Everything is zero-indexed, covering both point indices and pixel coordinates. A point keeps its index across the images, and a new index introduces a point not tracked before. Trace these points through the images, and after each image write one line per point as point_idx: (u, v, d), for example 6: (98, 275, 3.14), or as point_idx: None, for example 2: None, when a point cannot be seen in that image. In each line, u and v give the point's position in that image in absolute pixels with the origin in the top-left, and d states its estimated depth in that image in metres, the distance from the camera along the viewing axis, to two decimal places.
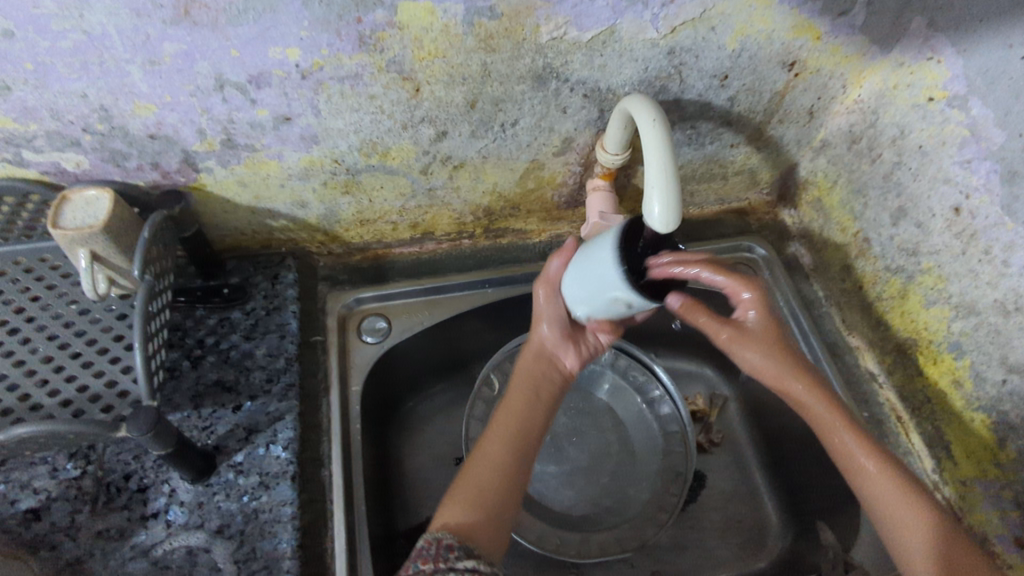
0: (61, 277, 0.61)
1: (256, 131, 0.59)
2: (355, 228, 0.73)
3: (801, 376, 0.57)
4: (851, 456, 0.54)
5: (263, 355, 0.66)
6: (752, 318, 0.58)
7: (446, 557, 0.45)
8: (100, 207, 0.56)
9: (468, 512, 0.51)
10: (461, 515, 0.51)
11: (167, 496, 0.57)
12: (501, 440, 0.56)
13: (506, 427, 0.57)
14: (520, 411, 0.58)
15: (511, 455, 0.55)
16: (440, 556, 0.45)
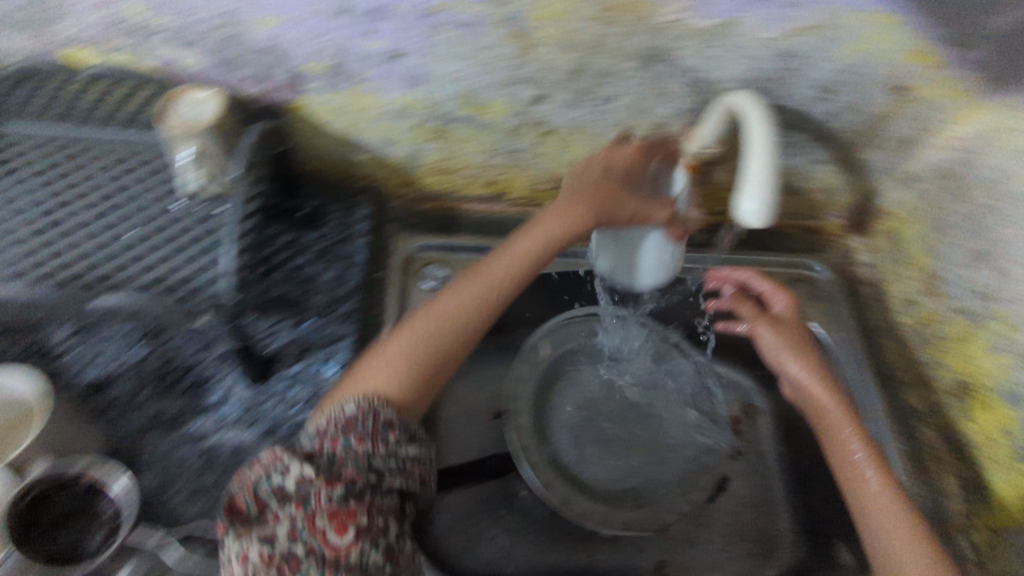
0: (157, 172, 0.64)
1: (364, 62, 0.60)
2: (434, 176, 0.74)
3: (830, 391, 0.65)
4: (855, 469, 0.59)
5: (329, 280, 0.68)
6: (783, 311, 0.72)
7: (384, 438, 0.47)
8: (209, 108, 0.58)
9: (393, 376, 0.52)
10: (388, 380, 0.52)
11: (223, 391, 0.60)
12: (474, 292, 0.59)
13: (476, 295, 0.59)
14: (489, 284, 0.60)
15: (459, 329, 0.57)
16: (376, 434, 0.46)
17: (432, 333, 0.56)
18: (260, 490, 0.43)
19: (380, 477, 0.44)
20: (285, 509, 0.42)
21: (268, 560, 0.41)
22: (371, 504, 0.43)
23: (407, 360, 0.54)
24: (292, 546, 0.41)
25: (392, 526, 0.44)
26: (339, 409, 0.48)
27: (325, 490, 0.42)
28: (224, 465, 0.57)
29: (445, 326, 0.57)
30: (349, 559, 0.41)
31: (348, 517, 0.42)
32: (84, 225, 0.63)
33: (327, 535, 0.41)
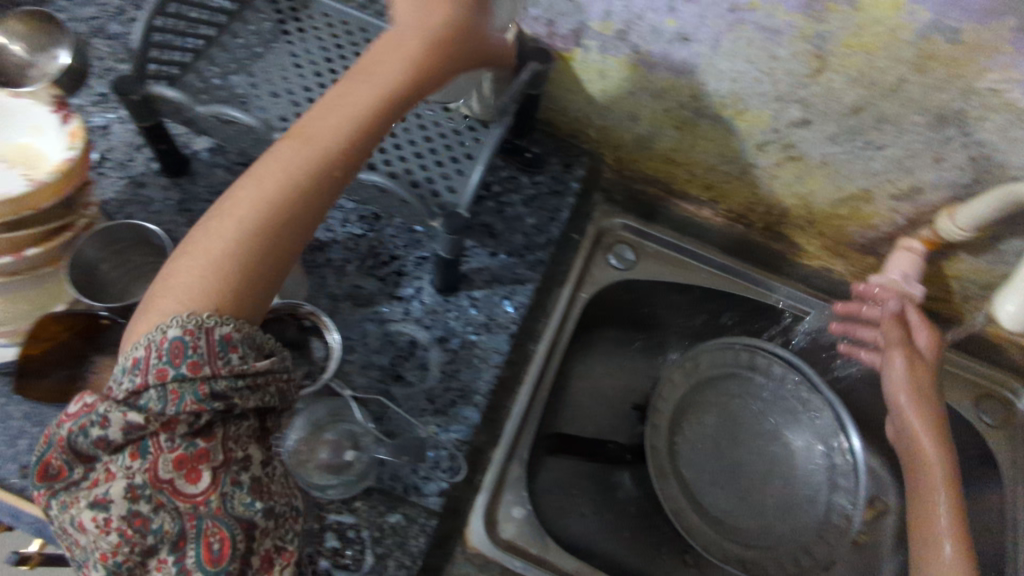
0: None
1: (651, 36, 0.59)
2: (659, 163, 0.73)
3: (940, 445, 0.62)
4: (936, 537, 0.59)
5: (531, 225, 0.71)
6: (924, 344, 0.67)
7: (224, 356, 0.38)
8: (497, 36, 0.60)
9: (218, 279, 0.39)
10: (197, 290, 0.39)
11: (414, 289, 0.66)
12: (281, 166, 0.42)
13: (303, 152, 0.43)
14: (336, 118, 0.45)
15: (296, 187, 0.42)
16: (213, 354, 0.37)
17: (261, 218, 0.41)
18: (83, 444, 0.36)
19: (230, 406, 0.38)
20: (114, 459, 0.36)
21: (110, 522, 0.35)
22: (223, 433, 0.38)
23: (238, 253, 0.40)
24: (136, 504, 0.35)
25: (254, 455, 0.40)
26: (160, 331, 0.37)
27: (160, 436, 0.36)
28: (397, 353, 0.62)
29: (270, 206, 0.41)
30: (212, 506, 0.36)
31: (196, 462, 0.36)
32: None
33: (177, 486, 0.36)
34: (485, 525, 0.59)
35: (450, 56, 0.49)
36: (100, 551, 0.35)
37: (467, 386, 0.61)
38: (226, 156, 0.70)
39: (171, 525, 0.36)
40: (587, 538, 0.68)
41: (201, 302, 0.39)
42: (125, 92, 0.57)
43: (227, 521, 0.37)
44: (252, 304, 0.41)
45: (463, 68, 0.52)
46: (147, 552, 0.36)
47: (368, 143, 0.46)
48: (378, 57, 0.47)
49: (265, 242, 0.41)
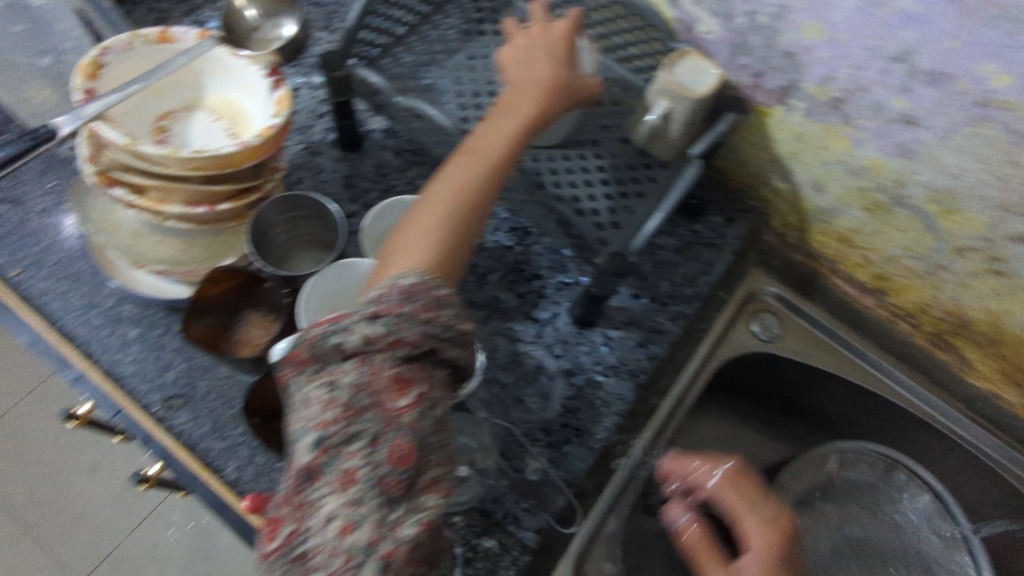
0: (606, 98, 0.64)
1: (871, 111, 0.55)
2: (831, 239, 0.68)
3: None
4: None
5: (681, 274, 0.68)
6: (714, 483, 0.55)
7: (438, 306, 0.40)
8: (702, 80, 0.57)
9: (432, 247, 0.44)
10: (413, 257, 0.43)
11: (551, 314, 0.64)
12: (470, 169, 0.48)
13: (477, 156, 0.49)
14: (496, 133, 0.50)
15: (484, 181, 0.48)
16: (431, 302, 0.40)
17: (463, 203, 0.47)
18: (319, 346, 0.38)
19: (437, 352, 0.39)
20: (341, 366, 0.37)
21: (330, 403, 0.36)
22: (427, 372, 0.39)
23: (446, 228, 0.45)
24: (354, 397, 0.36)
25: (444, 401, 0.39)
26: (393, 280, 0.41)
27: (385, 352, 0.37)
28: (522, 375, 0.61)
29: (467, 195, 0.47)
30: (410, 421, 0.37)
31: (408, 380, 0.37)
32: None
33: (386, 397, 0.36)
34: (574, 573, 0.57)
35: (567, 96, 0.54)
36: (313, 424, 0.36)
37: (585, 428, 0.59)
38: (397, 140, 0.71)
39: (374, 424, 0.36)
40: None
41: (420, 262, 0.43)
42: (331, 68, 0.59)
43: (416, 441, 0.36)
44: (454, 266, 0.45)
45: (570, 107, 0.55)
46: (346, 439, 0.35)
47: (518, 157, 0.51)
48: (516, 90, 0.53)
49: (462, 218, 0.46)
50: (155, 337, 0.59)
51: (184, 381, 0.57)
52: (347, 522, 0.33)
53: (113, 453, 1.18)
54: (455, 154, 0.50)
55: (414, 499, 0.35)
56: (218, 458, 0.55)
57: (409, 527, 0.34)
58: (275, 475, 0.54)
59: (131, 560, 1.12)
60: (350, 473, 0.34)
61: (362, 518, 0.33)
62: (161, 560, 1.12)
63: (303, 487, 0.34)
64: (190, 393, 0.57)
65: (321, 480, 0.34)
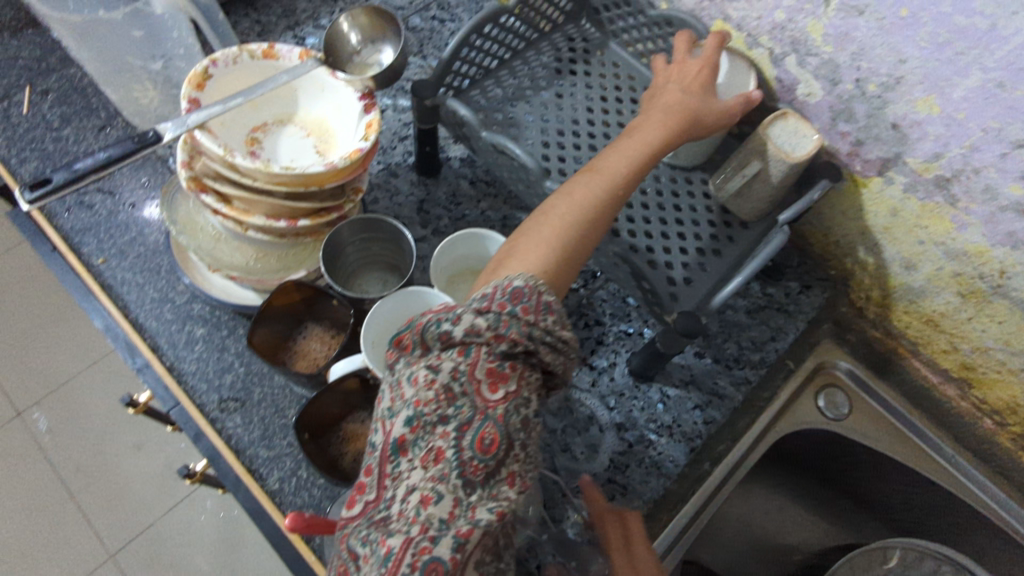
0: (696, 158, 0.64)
1: (980, 195, 0.52)
2: (915, 320, 0.64)
3: None
4: None
5: (749, 338, 0.65)
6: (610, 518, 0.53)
7: (543, 313, 0.39)
8: (801, 144, 0.55)
9: (547, 258, 0.44)
10: (528, 263, 0.43)
11: (608, 363, 0.62)
12: (595, 186, 0.48)
13: (600, 171, 0.49)
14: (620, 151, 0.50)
15: (606, 196, 0.48)
16: (536, 306, 0.39)
17: (582, 219, 0.46)
18: (426, 331, 0.39)
19: (540, 353, 0.39)
20: (445, 353, 0.38)
21: (427, 383, 0.37)
22: (523, 373, 0.39)
23: (561, 242, 0.45)
24: (452, 382, 0.37)
25: (534, 403, 0.39)
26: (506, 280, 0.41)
27: (488, 345, 0.37)
28: (572, 423, 0.59)
29: (587, 212, 0.47)
30: (499, 414, 0.37)
31: (504, 376, 0.38)
32: None
33: (481, 387, 0.37)
34: None
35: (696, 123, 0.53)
36: (410, 400, 0.37)
37: (632, 487, 0.57)
38: (473, 170, 0.72)
39: (466, 411, 0.37)
40: None
41: (534, 267, 0.43)
42: (422, 96, 0.60)
43: (502, 433, 0.37)
44: (564, 278, 0.45)
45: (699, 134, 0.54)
46: (439, 420, 0.36)
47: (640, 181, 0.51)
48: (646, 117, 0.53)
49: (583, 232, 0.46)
50: (219, 338, 0.60)
51: (241, 385, 0.58)
52: (428, 493, 0.35)
53: (158, 433, 1.21)
54: (582, 170, 0.50)
55: (493, 487, 0.36)
56: (263, 466, 0.55)
57: (485, 512, 0.35)
58: (316, 492, 0.55)
59: (161, 541, 1.14)
60: (438, 451, 0.36)
61: (443, 494, 0.35)
62: (188, 545, 1.14)
63: (393, 457, 0.37)
64: (245, 397, 0.58)
65: (411, 454, 0.36)
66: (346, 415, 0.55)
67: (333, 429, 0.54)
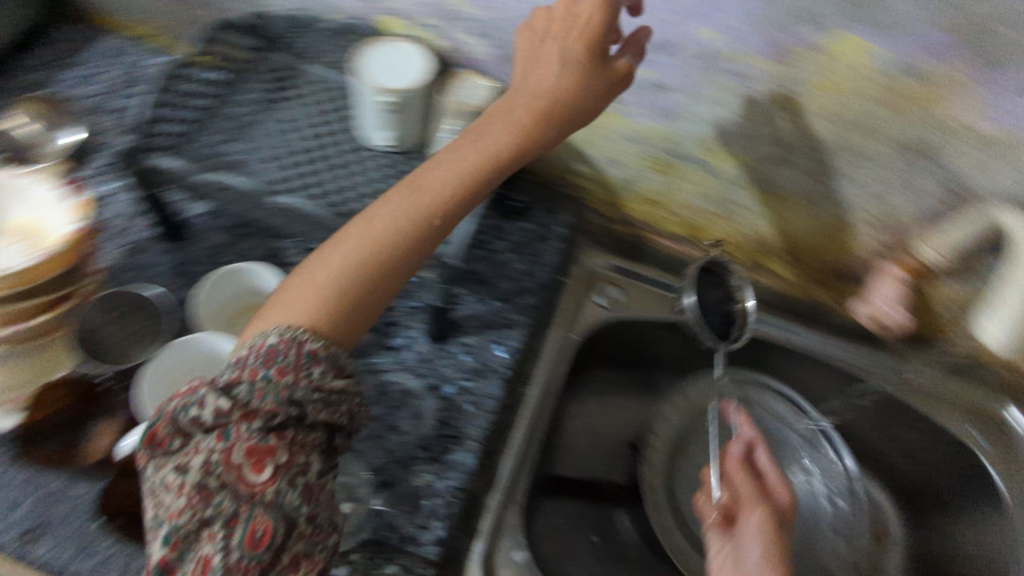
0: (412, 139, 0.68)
1: (630, 88, 0.63)
2: (641, 204, 0.76)
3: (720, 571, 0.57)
4: None
5: (519, 270, 0.73)
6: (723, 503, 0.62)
7: (306, 368, 0.43)
8: (481, 91, 0.65)
9: (314, 304, 0.47)
10: (300, 312, 0.46)
11: (406, 339, 0.67)
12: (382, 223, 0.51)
13: (409, 203, 0.51)
14: (444, 167, 0.53)
15: (394, 230, 0.50)
16: (299, 365, 0.43)
17: (361, 261, 0.49)
18: (179, 421, 0.41)
19: (307, 415, 0.42)
20: (204, 438, 0.40)
21: (182, 488, 0.39)
22: (292, 440, 0.41)
23: (333, 289, 0.47)
24: (205, 479, 0.39)
25: (314, 465, 0.42)
26: (261, 337, 0.45)
27: (243, 423, 0.40)
28: (391, 402, 0.63)
29: (366, 253, 0.49)
30: (267, 496, 0.39)
31: (268, 451, 0.40)
32: (343, 167, 0.70)
33: (244, 472, 0.39)
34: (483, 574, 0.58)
35: (532, 121, 0.54)
36: (168, 513, 0.39)
37: (464, 433, 0.61)
38: None
39: (228, 505, 0.39)
40: None
41: (311, 321, 0.46)
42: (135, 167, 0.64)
43: (275, 515, 0.39)
44: (346, 327, 0.47)
45: (545, 136, 0.55)
46: (200, 524, 0.38)
47: (465, 205, 0.53)
48: (488, 121, 0.55)
49: (364, 278, 0.49)
50: None
51: (37, 511, 0.54)
52: None
53: None
54: (405, 189, 0.53)
55: None
56: None
57: None
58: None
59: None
60: (206, 559, 0.38)
61: None
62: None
63: None
64: (44, 521, 0.53)
65: (181, 570, 0.38)
66: None
67: None
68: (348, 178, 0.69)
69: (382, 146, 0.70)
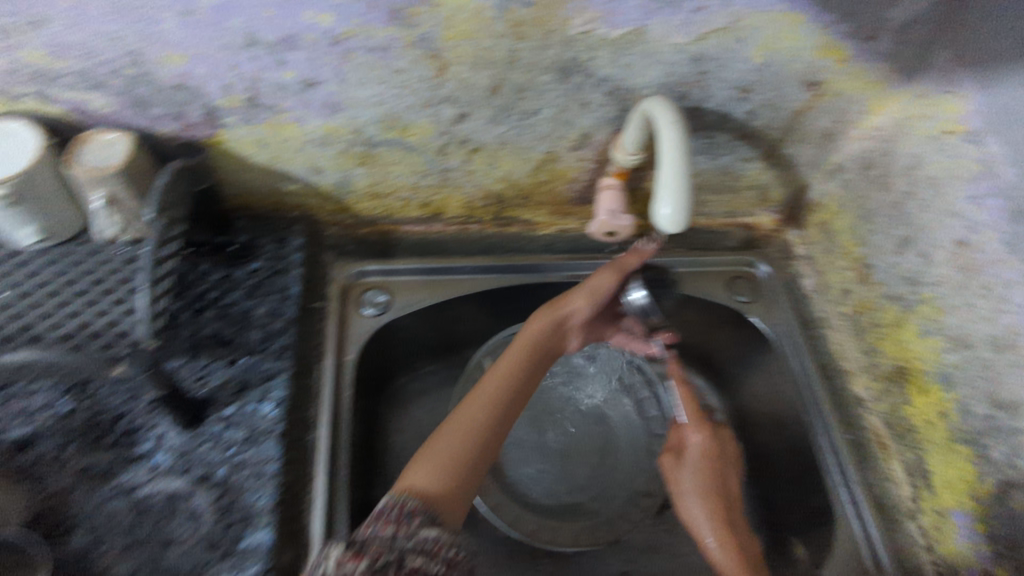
0: (53, 232, 0.59)
1: (281, 92, 0.59)
2: (368, 200, 0.74)
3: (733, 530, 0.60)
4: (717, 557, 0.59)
5: (263, 315, 0.67)
6: (693, 446, 0.66)
7: (407, 522, 0.46)
8: (118, 151, 0.56)
9: (445, 482, 0.52)
10: (434, 485, 0.51)
11: (155, 440, 0.58)
12: (482, 405, 0.58)
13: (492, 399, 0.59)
14: (513, 367, 0.62)
15: (486, 421, 0.57)
16: (401, 519, 0.46)
17: (457, 464, 0.53)
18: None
19: (406, 563, 0.42)
20: None
21: None
22: None
23: (455, 462, 0.53)
24: None
25: None
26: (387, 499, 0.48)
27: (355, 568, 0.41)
28: (154, 516, 0.55)
29: (475, 438, 0.56)
30: None
31: None
32: None
33: None
34: None
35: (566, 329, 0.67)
36: None
37: (250, 513, 0.55)
38: None
39: None
40: None
41: (437, 502, 0.50)
42: None
43: None
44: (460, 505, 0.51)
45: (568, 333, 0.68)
46: None
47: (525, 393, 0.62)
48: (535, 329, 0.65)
49: (465, 461, 0.54)
50: None
51: None
52: None
53: None
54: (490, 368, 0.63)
55: None
56: None
57: None
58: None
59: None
60: None
61: None
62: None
63: None
64: None
65: None
66: None
67: None
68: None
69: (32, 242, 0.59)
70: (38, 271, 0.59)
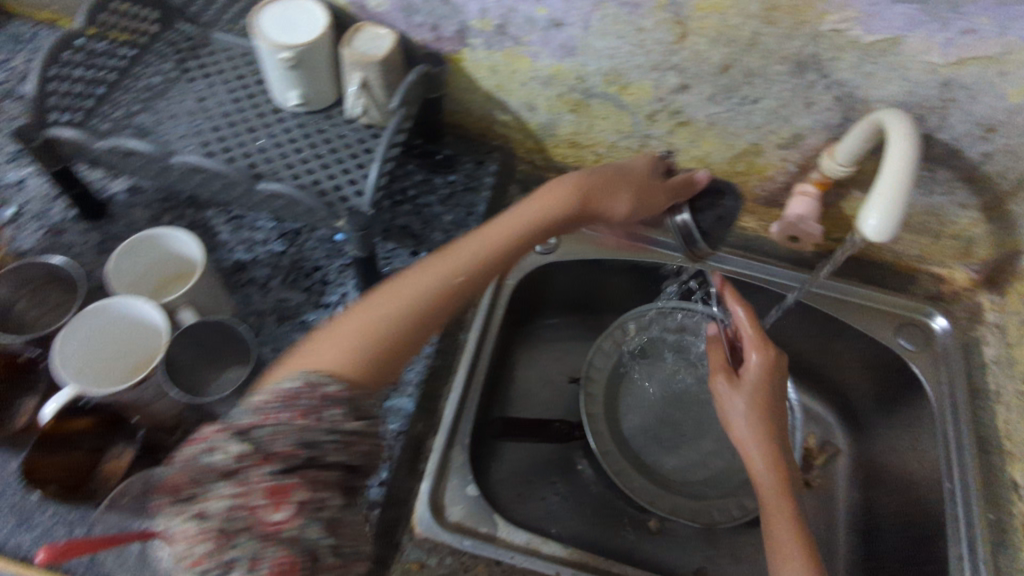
0: (309, 100, 0.67)
1: (528, 26, 0.64)
2: (565, 147, 0.78)
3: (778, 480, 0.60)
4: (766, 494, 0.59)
5: (449, 222, 0.74)
6: (751, 367, 0.66)
7: (320, 408, 0.46)
8: (383, 44, 0.64)
9: (352, 346, 0.52)
10: (337, 362, 0.51)
11: (340, 296, 0.67)
12: (434, 270, 0.58)
13: (447, 267, 0.59)
14: (513, 219, 0.62)
15: (471, 262, 0.59)
16: (316, 408, 0.46)
17: (376, 335, 0.53)
18: (201, 466, 0.43)
19: (320, 458, 0.44)
20: (217, 484, 0.42)
21: (199, 534, 0.41)
22: (314, 478, 0.43)
23: (385, 335, 0.54)
24: (227, 523, 0.41)
25: (334, 499, 0.43)
26: (300, 378, 0.48)
27: (258, 467, 0.42)
28: None
29: (432, 295, 0.57)
30: (286, 534, 0.41)
31: (283, 493, 0.42)
32: (250, 129, 0.67)
33: (263, 514, 0.41)
34: (430, 512, 0.59)
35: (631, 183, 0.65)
36: (185, 560, 0.41)
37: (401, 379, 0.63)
38: (143, 195, 0.72)
39: (252, 544, 0.40)
40: (552, 519, 0.72)
41: (334, 369, 0.50)
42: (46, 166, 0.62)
43: (298, 550, 0.41)
44: (380, 374, 0.53)
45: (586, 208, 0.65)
46: (222, 566, 0.40)
47: (521, 246, 0.62)
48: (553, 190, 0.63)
49: (412, 324, 0.55)
50: None
51: None
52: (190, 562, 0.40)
53: None
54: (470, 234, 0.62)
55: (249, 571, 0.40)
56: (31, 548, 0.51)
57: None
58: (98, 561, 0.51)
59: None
60: (184, 531, 0.41)
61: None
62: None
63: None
64: None
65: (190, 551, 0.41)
66: (98, 459, 0.54)
67: (90, 478, 0.53)
68: (258, 136, 0.66)
69: (292, 106, 0.68)
70: (287, 127, 0.67)
